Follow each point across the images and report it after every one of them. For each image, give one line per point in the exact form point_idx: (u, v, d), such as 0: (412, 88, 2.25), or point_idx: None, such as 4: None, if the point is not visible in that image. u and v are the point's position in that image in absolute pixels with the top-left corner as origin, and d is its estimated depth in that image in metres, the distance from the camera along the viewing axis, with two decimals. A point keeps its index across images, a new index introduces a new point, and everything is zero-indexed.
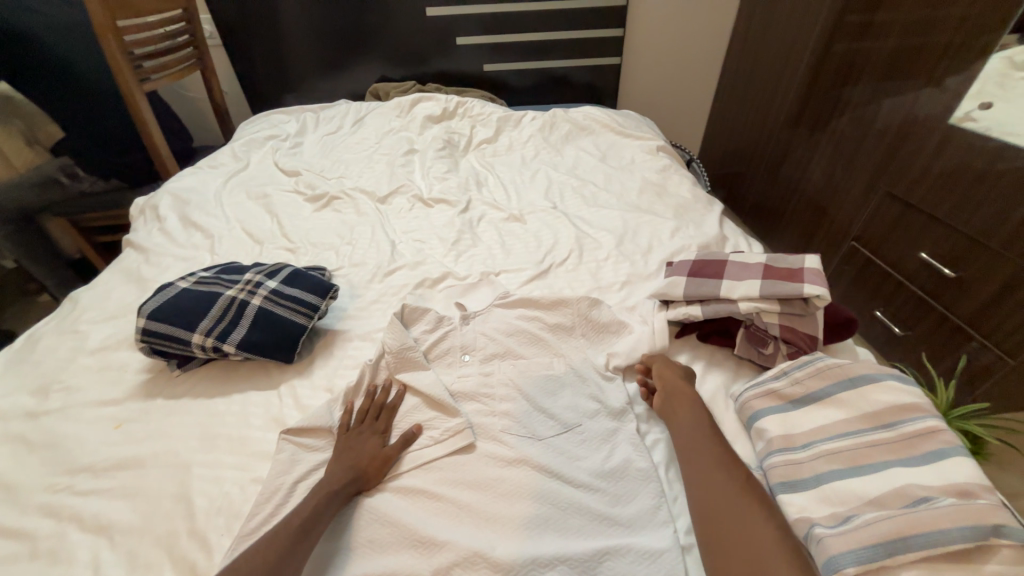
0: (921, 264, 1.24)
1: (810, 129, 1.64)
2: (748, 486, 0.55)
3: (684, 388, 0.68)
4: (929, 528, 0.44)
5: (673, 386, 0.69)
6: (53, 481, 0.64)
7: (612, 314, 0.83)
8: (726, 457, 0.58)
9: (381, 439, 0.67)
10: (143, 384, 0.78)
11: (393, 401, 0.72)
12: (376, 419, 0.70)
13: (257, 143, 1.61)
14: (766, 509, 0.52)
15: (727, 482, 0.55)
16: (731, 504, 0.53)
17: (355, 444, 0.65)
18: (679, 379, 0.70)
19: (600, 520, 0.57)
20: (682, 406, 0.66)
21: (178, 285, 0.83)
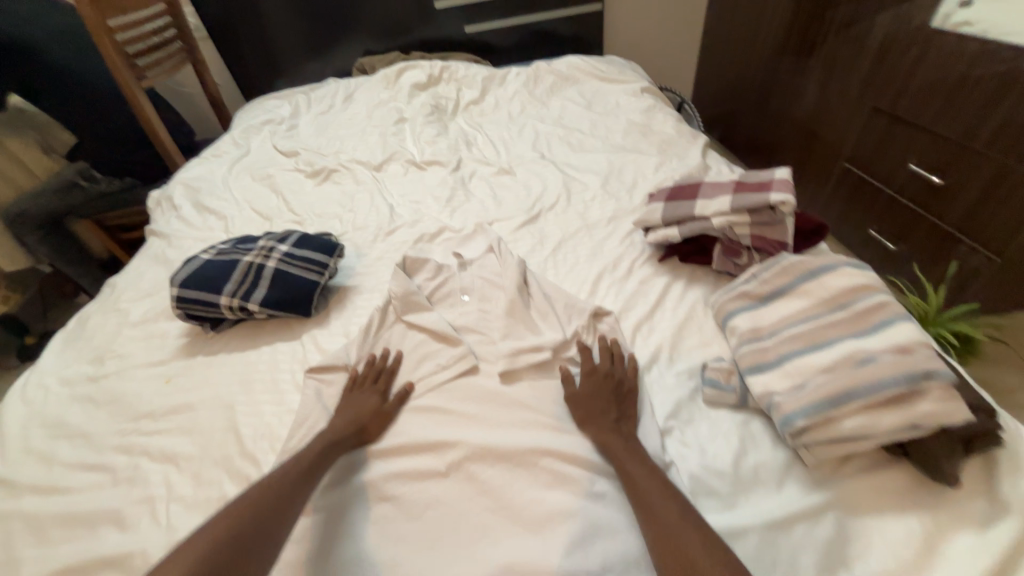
0: (910, 176, 1.27)
1: (796, 54, 1.61)
2: (638, 460, 0.56)
3: (606, 387, 0.65)
4: (867, 381, 0.50)
5: (597, 387, 0.65)
6: (123, 427, 0.74)
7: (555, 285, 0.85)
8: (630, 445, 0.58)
9: (379, 398, 0.70)
10: (184, 346, 0.88)
11: (392, 365, 0.74)
12: (377, 380, 0.73)
13: (255, 129, 1.67)
14: (653, 471, 0.55)
15: (632, 464, 0.55)
16: (647, 482, 0.53)
17: (356, 400, 0.69)
18: (604, 382, 0.65)
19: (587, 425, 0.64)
20: (605, 401, 0.63)
21: (202, 257, 0.92)
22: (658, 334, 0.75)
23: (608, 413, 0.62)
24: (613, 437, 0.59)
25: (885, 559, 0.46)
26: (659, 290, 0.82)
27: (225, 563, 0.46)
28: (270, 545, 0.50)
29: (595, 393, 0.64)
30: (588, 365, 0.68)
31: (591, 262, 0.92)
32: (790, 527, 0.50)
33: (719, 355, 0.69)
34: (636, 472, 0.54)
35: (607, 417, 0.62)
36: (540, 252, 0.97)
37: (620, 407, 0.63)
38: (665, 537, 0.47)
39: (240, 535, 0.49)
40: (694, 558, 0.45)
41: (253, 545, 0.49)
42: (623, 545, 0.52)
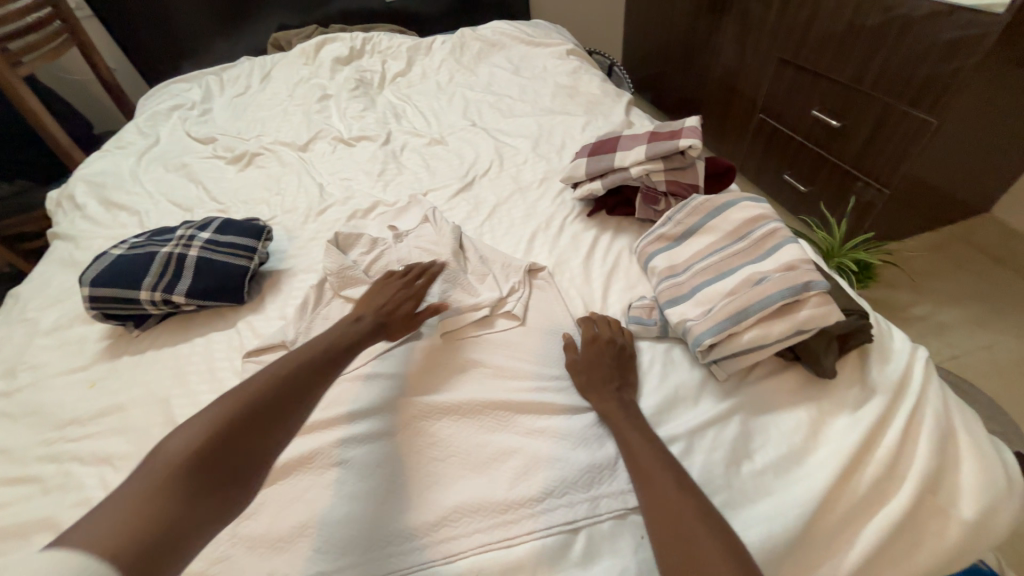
0: (813, 121, 1.38)
1: (712, 11, 1.68)
2: (634, 427, 0.55)
3: (607, 355, 0.64)
4: (759, 298, 0.57)
5: (597, 356, 0.64)
6: (46, 437, 0.70)
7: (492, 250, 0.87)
8: (629, 416, 0.57)
9: (412, 304, 0.72)
10: (107, 348, 0.83)
11: (436, 269, 0.78)
12: (416, 282, 0.76)
13: (163, 116, 1.54)
14: (645, 435, 0.54)
15: (633, 434, 0.54)
16: (647, 452, 0.51)
17: (391, 295, 0.73)
18: (604, 351, 0.64)
19: (535, 377, 0.66)
20: (607, 368, 0.62)
21: (113, 253, 0.86)
22: (590, 283, 0.79)
23: (607, 383, 0.61)
24: (610, 406, 0.58)
25: (781, 446, 0.54)
26: (589, 243, 0.86)
27: (247, 431, 0.49)
28: (292, 421, 0.52)
29: (597, 361, 0.63)
30: (590, 333, 0.67)
31: (525, 223, 0.94)
32: (704, 433, 0.56)
33: (643, 295, 0.74)
34: (633, 442, 0.53)
35: (605, 385, 0.61)
36: (476, 217, 0.98)
37: (622, 376, 0.62)
38: (660, 507, 0.46)
39: (277, 398, 0.53)
40: (690, 527, 0.44)
41: (285, 410, 0.53)
42: (559, 471, 0.55)
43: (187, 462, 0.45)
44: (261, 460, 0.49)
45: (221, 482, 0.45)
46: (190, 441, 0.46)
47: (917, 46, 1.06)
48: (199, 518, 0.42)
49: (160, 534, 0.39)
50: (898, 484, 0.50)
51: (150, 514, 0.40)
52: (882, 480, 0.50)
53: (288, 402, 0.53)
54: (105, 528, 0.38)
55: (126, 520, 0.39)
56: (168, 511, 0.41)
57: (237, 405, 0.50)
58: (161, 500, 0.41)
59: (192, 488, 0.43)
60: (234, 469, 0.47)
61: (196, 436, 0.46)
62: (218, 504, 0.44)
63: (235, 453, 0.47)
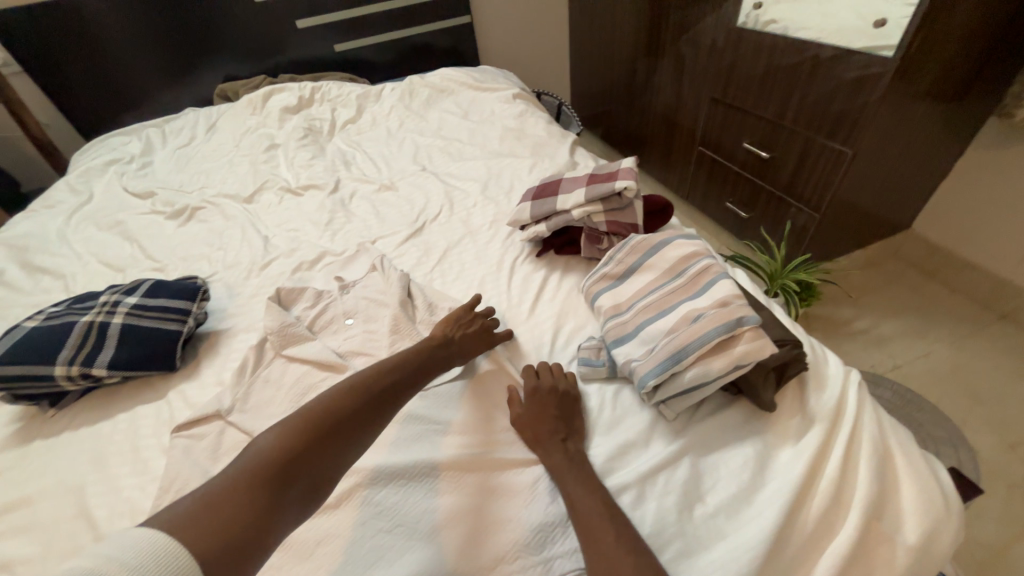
0: (746, 153, 1.48)
1: (647, 54, 1.80)
2: (580, 482, 0.53)
3: (550, 404, 0.63)
4: (697, 335, 0.58)
5: (541, 407, 0.63)
6: None
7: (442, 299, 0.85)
8: (575, 470, 0.55)
9: (486, 328, 0.74)
10: (16, 432, 0.75)
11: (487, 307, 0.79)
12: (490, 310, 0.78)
13: (98, 171, 1.48)
14: (592, 490, 0.52)
15: (579, 490, 0.52)
16: (592, 510, 0.50)
17: (471, 319, 0.75)
18: (548, 400, 0.63)
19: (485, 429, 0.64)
20: (551, 419, 0.61)
21: (26, 325, 0.79)
22: (540, 325, 0.79)
23: (553, 434, 0.59)
24: (558, 460, 0.57)
25: (731, 485, 0.54)
26: (539, 284, 0.86)
27: (335, 436, 0.50)
28: (371, 433, 0.53)
29: (540, 412, 0.62)
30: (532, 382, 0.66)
31: (475, 267, 0.94)
32: (655, 477, 0.55)
33: (592, 335, 0.75)
34: (580, 500, 0.51)
35: (552, 437, 0.59)
36: (426, 264, 0.97)
37: (565, 425, 0.61)
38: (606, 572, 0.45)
39: (360, 407, 0.54)
40: None
41: (367, 419, 0.53)
42: (512, 533, 0.53)
43: (280, 459, 0.45)
44: (339, 470, 0.49)
45: (304, 486, 0.45)
46: (280, 441, 0.47)
47: (827, 84, 1.16)
48: (279, 523, 0.42)
49: (247, 531, 0.39)
50: (844, 514, 0.50)
51: (239, 510, 0.40)
52: (828, 512, 0.50)
53: (369, 414, 0.54)
54: (198, 519, 0.38)
55: (215, 513, 0.39)
56: (256, 509, 0.41)
57: (325, 410, 0.51)
58: (249, 496, 0.42)
59: (281, 487, 0.44)
60: (319, 473, 0.47)
61: (286, 437, 0.47)
62: (295, 511, 0.44)
63: (322, 456, 0.48)
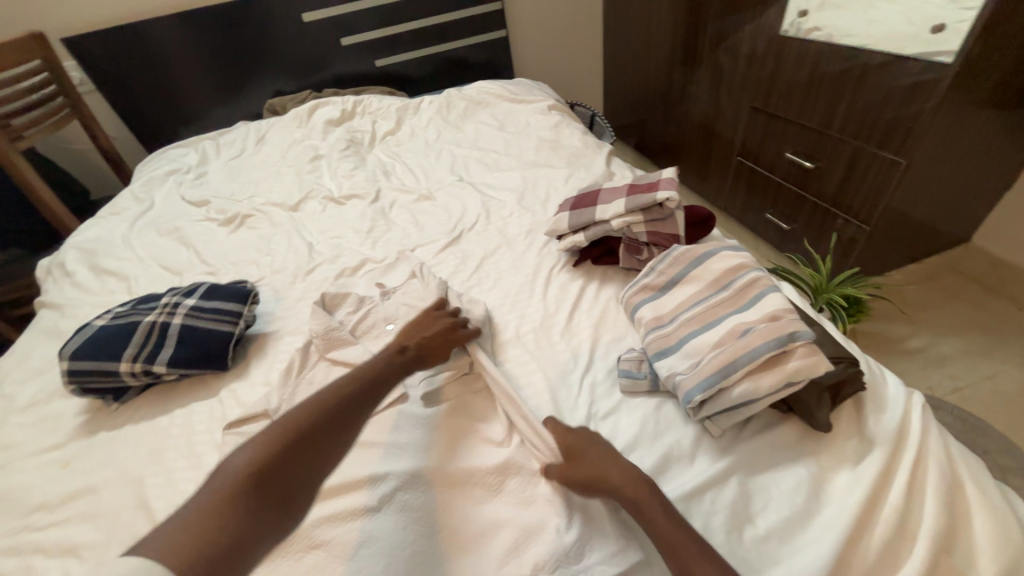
0: (789, 163, 1.43)
1: (684, 65, 1.78)
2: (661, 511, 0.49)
3: (590, 439, 0.58)
4: (746, 349, 0.56)
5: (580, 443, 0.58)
6: (11, 526, 0.66)
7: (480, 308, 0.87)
8: (656, 501, 0.50)
9: (450, 327, 0.74)
10: (84, 423, 0.80)
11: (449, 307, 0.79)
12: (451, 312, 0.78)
13: (159, 180, 1.59)
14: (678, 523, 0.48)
15: (664, 523, 0.48)
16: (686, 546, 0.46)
17: (430, 322, 0.75)
18: (586, 436, 0.59)
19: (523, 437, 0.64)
20: (597, 451, 0.56)
21: (96, 323, 0.85)
22: (578, 335, 0.78)
23: (610, 463, 0.55)
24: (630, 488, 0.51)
25: (783, 507, 0.51)
26: (576, 294, 0.86)
27: (310, 439, 0.50)
28: (347, 434, 0.53)
29: (584, 443, 0.58)
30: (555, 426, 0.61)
31: (511, 275, 0.94)
32: (701, 497, 0.53)
33: (631, 347, 0.73)
34: (672, 535, 0.47)
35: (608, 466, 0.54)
36: (463, 272, 0.98)
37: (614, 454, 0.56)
38: None
39: (331, 417, 0.53)
40: None
41: (339, 421, 0.53)
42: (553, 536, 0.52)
43: (255, 469, 0.45)
44: (318, 477, 0.48)
45: (281, 497, 0.45)
46: (252, 452, 0.47)
47: (877, 92, 1.12)
48: (259, 529, 0.42)
49: (225, 547, 0.39)
50: (912, 545, 0.47)
51: (216, 525, 0.40)
52: (892, 542, 0.47)
53: (340, 422, 0.53)
54: (172, 538, 0.39)
55: (190, 532, 0.39)
56: (231, 520, 0.41)
57: (295, 418, 0.51)
58: (225, 509, 0.42)
59: (260, 494, 0.44)
60: (297, 474, 0.47)
61: (259, 447, 0.47)
62: (278, 515, 0.44)
63: (299, 460, 0.48)
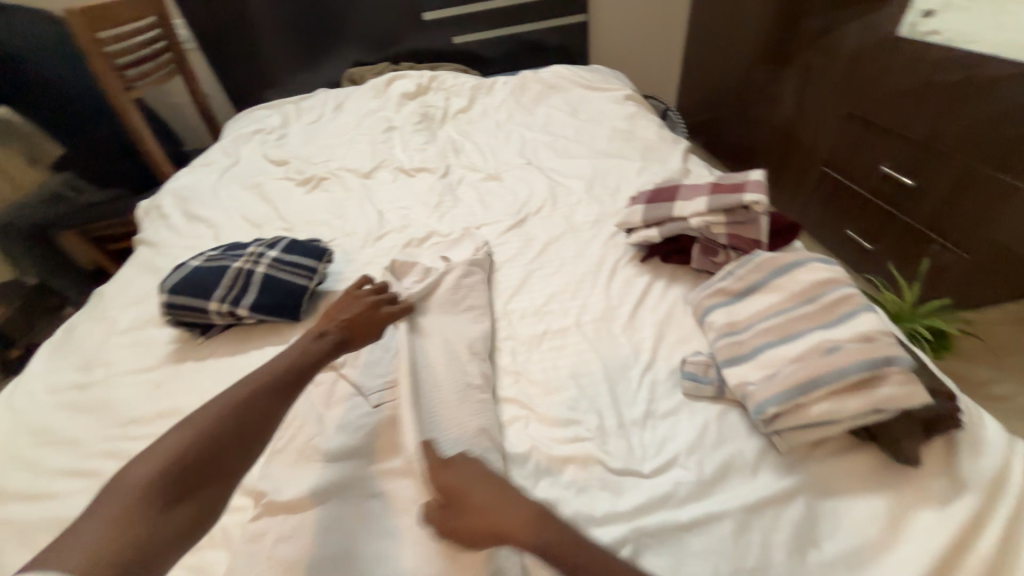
0: (882, 178, 1.32)
1: (773, 63, 1.67)
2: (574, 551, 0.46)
3: (467, 474, 0.53)
4: (833, 367, 0.53)
5: (456, 484, 0.52)
6: (111, 432, 0.75)
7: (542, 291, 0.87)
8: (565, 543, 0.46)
9: (370, 311, 0.72)
10: (173, 352, 0.88)
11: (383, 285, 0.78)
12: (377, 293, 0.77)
13: (245, 138, 1.69)
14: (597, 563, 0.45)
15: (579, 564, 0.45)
16: None
17: (353, 303, 0.73)
18: (456, 472, 0.53)
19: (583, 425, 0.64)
20: (474, 491, 0.51)
21: (191, 264, 0.93)
22: (641, 331, 0.77)
23: (504, 501, 0.50)
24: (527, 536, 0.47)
25: (853, 537, 0.49)
26: (642, 289, 0.84)
27: (227, 437, 0.51)
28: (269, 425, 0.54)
29: (467, 480, 0.52)
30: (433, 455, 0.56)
31: (575, 263, 0.93)
32: (763, 511, 0.52)
33: (697, 350, 0.71)
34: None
35: (502, 506, 0.49)
36: (526, 254, 0.98)
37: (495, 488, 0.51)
38: None
39: (248, 410, 0.54)
40: None
41: (262, 412, 0.54)
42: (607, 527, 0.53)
43: (164, 473, 0.46)
44: (232, 468, 0.50)
45: (193, 490, 0.47)
46: (162, 454, 0.48)
47: (1000, 107, 1.01)
48: (173, 531, 0.44)
49: (135, 550, 0.41)
50: None
51: (125, 533, 0.42)
52: None
53: (257, 411, 0.54)
54: (77, 549, 0.40)
55: (100, 539, 0.41)
56: (143, 528, 0.42)
57: (211, 416, 0.52)
58: (135, 515, 0.43)
59: (169, 497, 0.45)
60: (212, 471, 0.49)
61: (168, 451, 0.48)
62: (195, 513, 0.46)
63: (216, 457, 0.49)
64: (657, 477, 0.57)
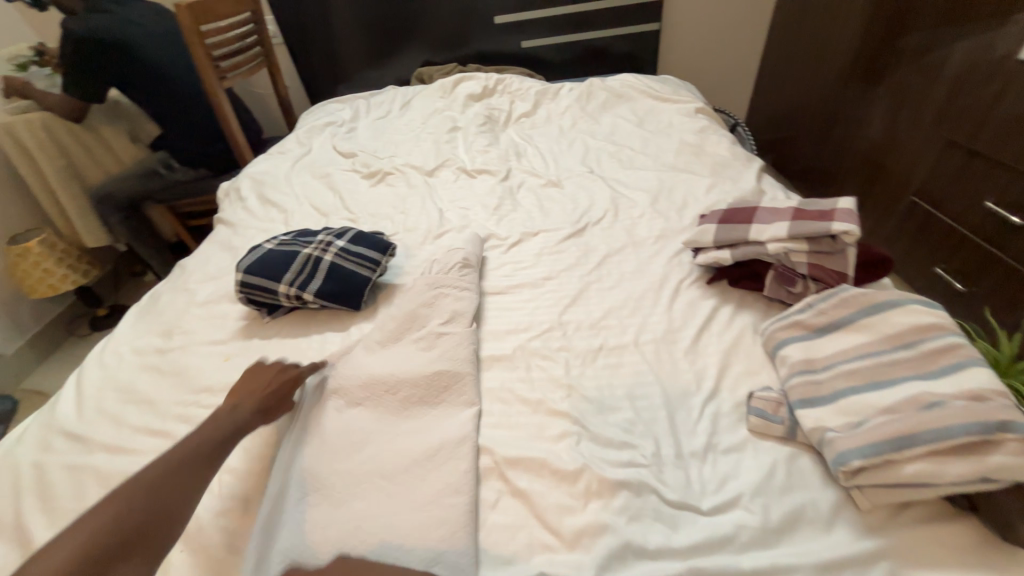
0: (986, 215, 1.19)
1: (864, 82, 1.56)
2: None
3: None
4: (935, 425, 0.48)
5: None
6: (184, 398, 0.80)
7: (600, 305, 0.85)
8: None
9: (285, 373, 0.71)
10: (242, 328, 0.94)
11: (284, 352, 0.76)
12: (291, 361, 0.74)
13: (318, 130, 1.78)
14: None
15: None
16: None
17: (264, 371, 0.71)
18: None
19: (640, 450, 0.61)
20: None
21: (265, 246, 0.98)
22: (705, 357, 0.73)
23: None
24: None
25: None
26: (707, 313, 0.80)
27: (140, 520, 0.49)
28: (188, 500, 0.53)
29: None
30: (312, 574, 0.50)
31: (635, 278, 0.90)
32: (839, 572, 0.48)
33: (767, 385, 0.67)
34: None
35: None
36: (585, 264, 0.96)
37: None
38: None
39: (165, 484, 0.53)
40: None
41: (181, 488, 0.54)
42: (664, 563, 0.50)
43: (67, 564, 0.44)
44: (153, 546, 0.49)
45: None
46: (64, 543, 0.46)
47: None
48: None
49: None
50: None
51: None
52: None
53: (176, 484, 0.54)
54: None
55: None
56: None
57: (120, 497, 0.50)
58: None
59: None
60: (122, 555, 0.47)
61: (71, 540, 0.46)
62: None
63: (130, 539, 0.48)
64: (716, 516, 0.54)
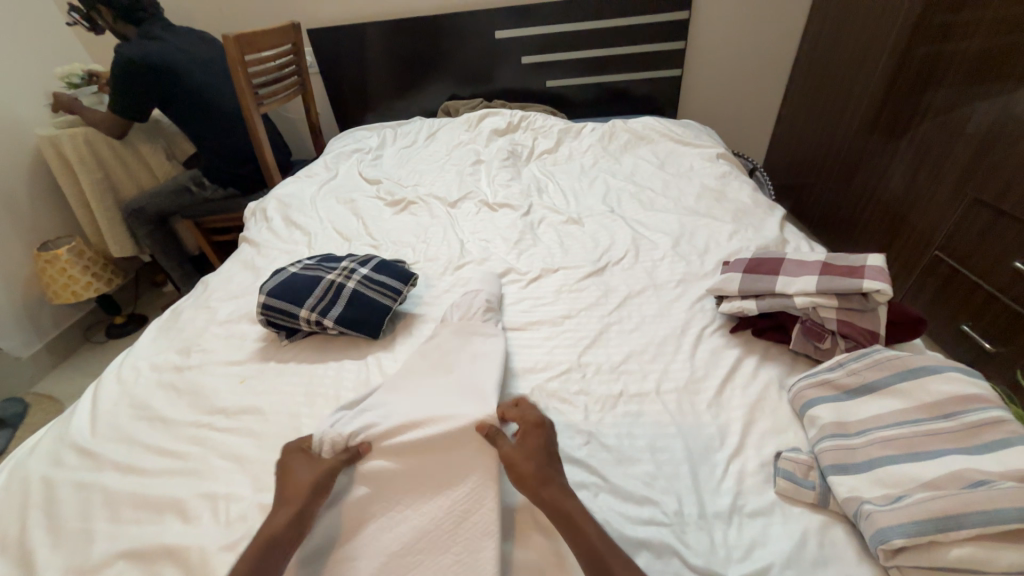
0: (1015, 275, 1.16)
1: (887, 134, 1.58)
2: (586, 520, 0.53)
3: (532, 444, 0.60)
4: (985, 507, 0.45)
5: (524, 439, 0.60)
6: (197, 419, 0.79)
7: (621, 350, 0.84)
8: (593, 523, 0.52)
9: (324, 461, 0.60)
10: (260, 349, 0.94)
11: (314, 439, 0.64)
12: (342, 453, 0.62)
13: (345, 155, 1.83)
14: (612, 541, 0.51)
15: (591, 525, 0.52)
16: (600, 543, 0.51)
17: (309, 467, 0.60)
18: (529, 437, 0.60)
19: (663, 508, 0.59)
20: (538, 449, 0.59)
21: (289, 270, 1.00)
22: (728, 410, 0.71)
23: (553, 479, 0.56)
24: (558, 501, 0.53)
25: None
26: (731, 363, 0.78)
27: None
28: None
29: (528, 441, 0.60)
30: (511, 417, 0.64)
31: (657, 323, 0.89)
32: None
33: (795, 445, 0.65)
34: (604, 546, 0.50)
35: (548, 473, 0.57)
36: (605, 305, 0.95)
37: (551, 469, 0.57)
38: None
39: None
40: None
41: None
42: None
43: None
44: None
45: None
46: None
47: None
48: None
49: None
50: None
51: None
52: None
53: None
54: None
55: None
56: None
57: None
58: None
59: None
60: None
61: None
62: None
63: None
64: None
